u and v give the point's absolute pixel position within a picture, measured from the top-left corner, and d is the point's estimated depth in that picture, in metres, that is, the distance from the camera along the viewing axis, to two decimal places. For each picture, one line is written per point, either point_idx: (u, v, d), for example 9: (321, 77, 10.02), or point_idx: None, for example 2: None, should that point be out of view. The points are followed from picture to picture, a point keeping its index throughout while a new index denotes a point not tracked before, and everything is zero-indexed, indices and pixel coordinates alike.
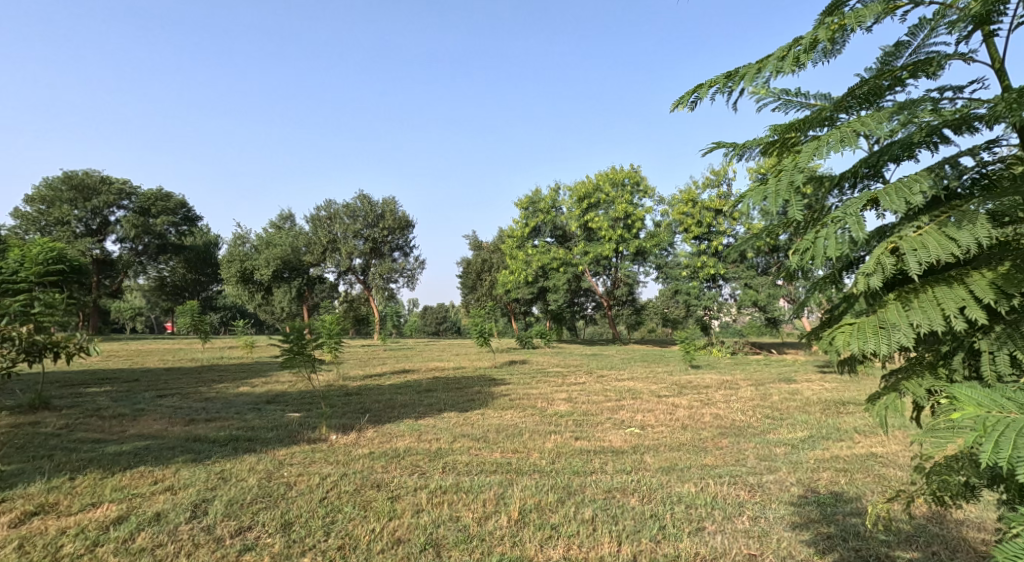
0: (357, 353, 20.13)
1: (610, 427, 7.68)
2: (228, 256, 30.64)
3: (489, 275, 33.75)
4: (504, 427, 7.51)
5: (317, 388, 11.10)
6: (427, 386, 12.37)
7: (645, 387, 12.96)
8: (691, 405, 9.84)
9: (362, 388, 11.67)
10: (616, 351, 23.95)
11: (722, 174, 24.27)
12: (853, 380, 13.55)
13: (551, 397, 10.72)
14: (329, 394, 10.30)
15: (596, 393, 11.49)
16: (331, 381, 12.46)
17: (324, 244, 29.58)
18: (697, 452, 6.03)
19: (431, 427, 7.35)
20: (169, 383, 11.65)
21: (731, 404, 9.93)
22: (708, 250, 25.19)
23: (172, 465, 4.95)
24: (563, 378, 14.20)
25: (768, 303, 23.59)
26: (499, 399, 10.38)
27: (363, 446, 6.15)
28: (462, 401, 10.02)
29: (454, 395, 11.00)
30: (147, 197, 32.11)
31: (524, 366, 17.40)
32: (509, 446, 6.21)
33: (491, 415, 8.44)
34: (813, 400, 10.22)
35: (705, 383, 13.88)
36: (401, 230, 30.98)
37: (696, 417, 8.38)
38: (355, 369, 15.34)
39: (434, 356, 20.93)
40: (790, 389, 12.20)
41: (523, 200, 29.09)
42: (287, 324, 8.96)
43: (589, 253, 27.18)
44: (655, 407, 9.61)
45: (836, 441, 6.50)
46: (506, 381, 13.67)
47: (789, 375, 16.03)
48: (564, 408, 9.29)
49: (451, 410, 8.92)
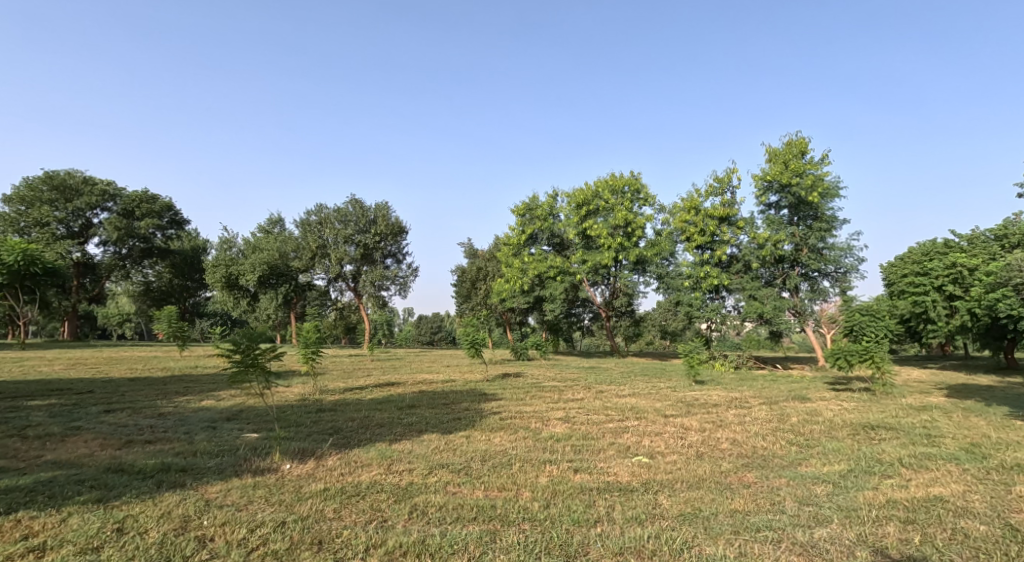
0: (342, 364, 19.07)
1: (615, 455, 6.64)
2: (214, 260, 29.60)
3: (485, 284, 32.79)
4: (492, 454, 6.45)
5: (288, 404, 10.03)
6: (410, 402, 11.30)
7: (648, 405, 11.94)
8: (702, 427, 8.82)
9: (338, 404, 10.59)
10: (616, 363, 22.94)
11: (726, 181, 23.33)
12: (873, 402, 12.52)
13: (546, 416, 9.68)
14: (298, 411, 9.25)
15: (596, 412, 10.45)
16: (307, 395, 11.40)
17: (313, 250, 28.52)
18: (721, 491, 5.02)
19: (407, 452, 6.34)
20: (126, 396, 10.54)
21: (747, 427, 8.90)
22: (712, 260, 24.26)
23: (62, 510, 3.92)
24: (560, 393, 13.13)
25: (774, 316, 22.69)
26: (489, 417, 9.33)
27: (320, 480, 5.10)
28: (447, 420, 8.97)
29: (439, 413, 9.93)
30: (132, 198, 30.77)
31: (518, 379, 16.39)
32: (496, 482, 5.18)
33: (478, 439, 7.39)
34: (838, 424, 9.19)
35: (712, 401, 12.86)
36: (393, 236, 29.99)
37: (711, 444, 7.36)
38: (337, 382, 14.29)
39: (424, 367, 19.88)
40: (806, 410, 11.21)
41: (520, 206, 28.20)
42: (239, 331, 8.00)
43: (587, 261, 26.31)
44: (662, 429, 8.59)
45: (885, 479, 5.51)
46: (498, 396, 12.61)
47: (800, 392, 15.07)
48: (561, 430, 8.24)
49: (434, 431, 7.87)
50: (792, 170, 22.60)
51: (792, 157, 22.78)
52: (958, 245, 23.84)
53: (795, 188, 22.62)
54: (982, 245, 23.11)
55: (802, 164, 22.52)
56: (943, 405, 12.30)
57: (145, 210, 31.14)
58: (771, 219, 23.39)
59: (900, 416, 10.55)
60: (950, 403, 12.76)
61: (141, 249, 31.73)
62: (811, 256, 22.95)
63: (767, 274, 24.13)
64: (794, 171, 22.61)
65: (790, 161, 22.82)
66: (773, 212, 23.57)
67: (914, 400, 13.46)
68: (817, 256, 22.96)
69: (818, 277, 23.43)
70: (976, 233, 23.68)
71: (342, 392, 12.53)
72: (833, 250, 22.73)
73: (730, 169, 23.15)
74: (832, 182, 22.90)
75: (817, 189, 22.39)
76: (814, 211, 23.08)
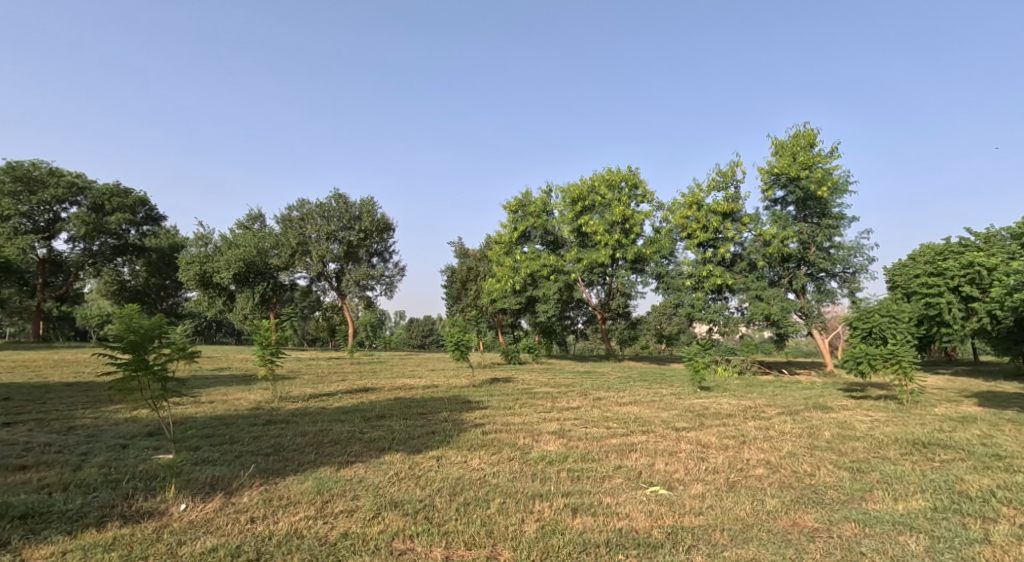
0: (315, 368, 17.53)
1: (628, 486, 5.22)
2: (188, 258, 27.83)
3: (475, 284, 31.39)
4: (467, 485, 5.01)
5: (234, 415, 8.51)
6: (381, 412, 9.81)
7: (653, 415, 10.55)
8: (723, 445, 7.38)
9: (296, 414, 9.09)
10: (612, 368, 21.47)
11: (731, 174, 21.95)
12: (904, 414, 11.22)
13: (537, 429, 8.22)
14: (239, 424, 7.75)
15: (596, 425, 9.00)
16: (262, 404, 9.88)
17: (293, 245, 26.79)
18: (782, 547, 3.68)
19: (357, 485, 4.86)
20: (45, 405, 8.94)
21: (777, 444, 7.48)
22: (714, 258, 22.92)
23: None
24: (553, 401, 11.68)
25: (782, 318, 21.29)
26: (468, 431, 7.87)
27: (217, 532, 3.62)
28: (418, 435, 7.48)
29: (412, 425, 8.46)
30: (102, 192, 28.68)
31: (509, 385, 14.95)
32: (464, 532, 3.78)
33: (453, 463, 5.94)
34: (881, 442, 7.83)
35: (725, 410, 11.43)
36: (379, 233, 28.45)
37: (742, 468, 5.95)
38: (304, 388, 12.80)
39: (406, 372, 18.37)
40: (836, 423, 9.81)
41: (512, 202, 26.81)
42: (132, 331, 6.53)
43: (582, 260, 24.96)
44: (676, 447, 7.13)
45: (990, 525, 4.18)
46: (485, 405, 11.17)
47: (816, 401, 13.71)
48: (555, 449, 6.78)
49: (398, 450, 6.40)
50: (800, 163, 21.19)
51: (800, 149, 21.38)
52: (974, 244, 22.57)
53: (803, 182, 21.24)
54: (999, 243, 21.92)
55: (811, 157, 21.14)
56: (982, 417, 11.02)
57: (116, 205, 29.07)
58: (778, 215, 22.01)
59: (944, 429, 9.21)
60: (988, 414, 11.42)
61: (112, 247, 29.70)
62: (819, 255, 21.62)
63: (773, 274, 22.66)
64: (804, 164, 21.19)
65: (798, 154, 21.41)
66: (779, 208, 22.21)
67: (946, 410, 12.12)
68: (825, 255, 21.62)
69: (825, 278, 22.13)
70: (993, 231, 22.40)
71: (305, 399, 11.01)
72: (841, 249, 21.47)
73: (734, 161, 21.79)
74: (841, 177, 21.61)
75: (827, 183, 21.06)
76: (823, 207, 21.71)
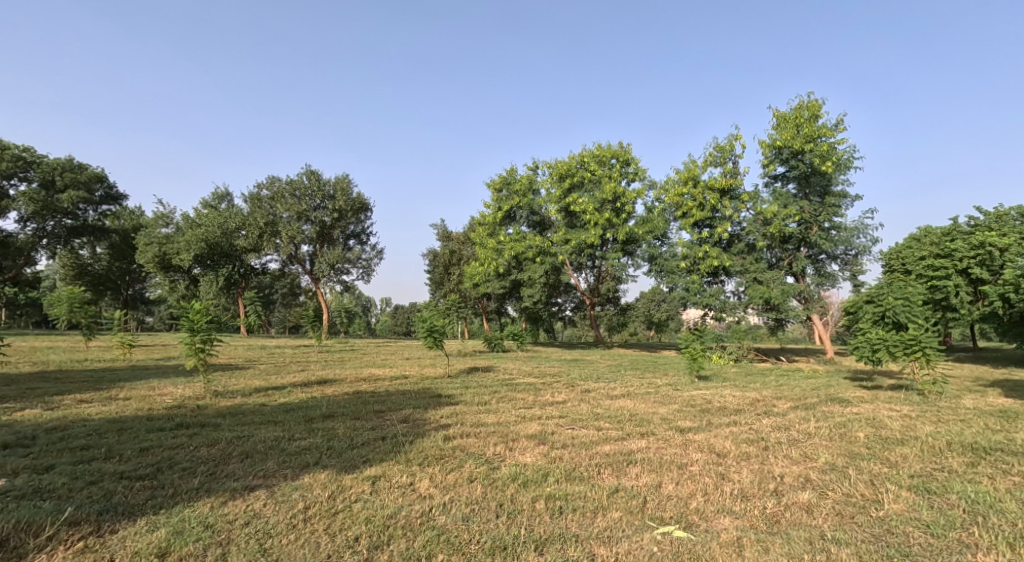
0: (276, 357, 15.83)
1: (633, 526, 3.77)
2: (146, 238, 25.93)
3: (458, 268, 29.81)
4: (407, 530, 3.52)
5: (139, 418, 6.89)
6: (328, 410, 8.23)
7: (650, 410, 9.09)
8: (743, 455, 5.89)
9: (221, 414, 7.50)
10: (602, 355, 20.02)
11: (728, 148, 20.45)
12: (935, 409, 9.82)
13: (512, 433, 6.68)
14: (136, 429, 6.13)
15: (583, 425, 7.48)
16: (186, 402, 8.24)
17: (261, 226, 25.17)
18: None
19: (233, 536, 3.35)
20: None
21: (808, 452, 6.03)
22: (711, 239, 21.43)
23: None
24: (536, 395, 10.19)
25: (782, 302, 19.91)
26: (427, 437, 6.31)
27: None
28: (360, 443, 5.91)
29: (359, 428, 6.91)
30: (52, 166, 26.45)
31: (487, 375, 13.45)
32: None
33: (393, 488, 4.40)
34: (932, 447, 6.42)
35: (731, 405, 9.97)
36: (354, 214, 26.68)
37: (780, 491, 4.52)
38: (251, 380, 11.19)
39: (378, 361, 16.75)
40: (864, 421, 8.37)
41: (496, 180, 25.27)
42: None
43: (570, 241, 23.43)
44: (686, 459, 5.62)
45: None
46: (456, 399, 9.63)
47: (828, 393, 12.32)
48: (531, 463, 5.25)
49: (325, 468, 4.84)
50: (804, 135, 19.66)
51: (804, 121, 19.80)
52: (984, 224, 21.25)
53: (807, 155, 19.75)
54: (1011, 224, 20.58)
55: (815, 130, 19.61)
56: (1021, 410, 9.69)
57: (69, 180, 26.84)
58: (778, 193, 20.55)
59: (991, 427, 7.84)
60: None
61: (67, 228, 27.63)
62: (820, 235, 20.20)
63: (772, 256, 21.26)
64: (807, 137, 19.67)
65: (801, 126, 19.85)
66: (780, 185, 20.74)
67: (976, 402, 10.81)
68: (826, 236, 20.18)
69: (825, 260, 20.78)
70: (1004, 209, 20.99)
71: (245, 395, 9.39)
72: (843, 230, 20.05)
73: (733, 135, 20.25)
74: (845, 151, 20.11)
75: (831, 159, 19.59)
76: (825, 184, 20.27)
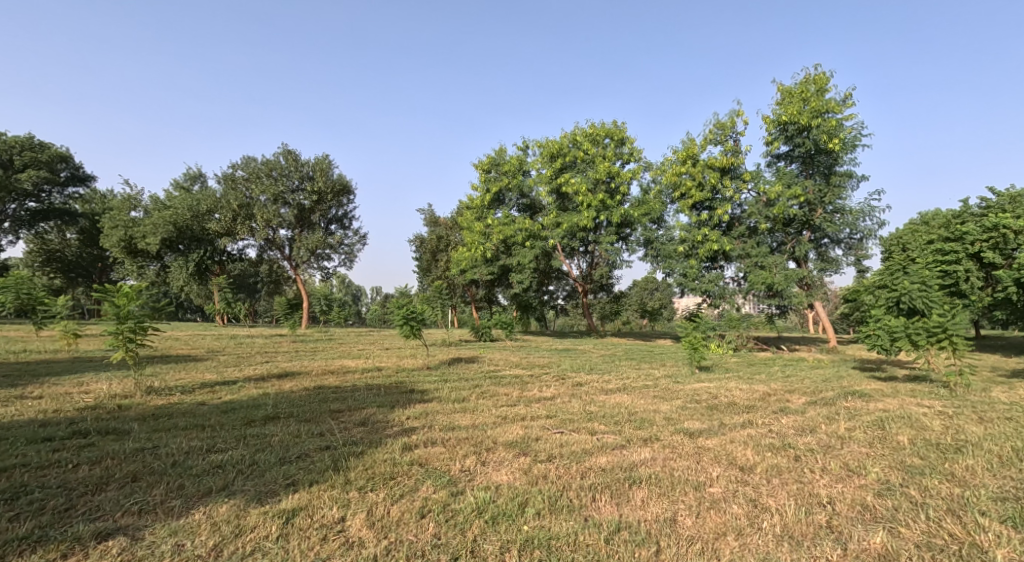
0: (242, 347, 14.58)
1: None
2: (112, 221, 24.58)
3: (446, 255, 28.54)
4: None
5: (32, 423, 5.64)
6: (272, 410, 6.97)
7: (650, 408, 7.90)
8: (772, 469, 4.72)
9: (138, 417, 6.21)
10: (594, 345, 18.81)
11: (730, 124, 19.24)
12: (969, 405, 8.70)
13: (487, 440, 5.46)
14: (14, 440, 4.87)
15: (574, 429, 6.26)
16: (105, 402, 6.97)
17: (235, 208, 23.46)
18: None
19: None
20: None
21: (852, 464, 4.86)
22: (710, 221, 20.26)
23: None
24: (521, 390, 9.00)
25: (785, 289, 18.73)
26: (380, 448, 5.05)
27: None
28: (294, 457, 4.66)
29: (300, 434, 5.63)
30: (11, 144, 24.83)
31: (470, 367, 12.24)
32: None
33: (313, 532, 3.20)
34: (997, 455, 5.26)
35: (741, 401, 8.82)
36: (335, 196, 25.30)
37: (835, 527, 3.39)
38: (201, 373, 9.95)
39: (354, 351, 15.47)
40: (898, 420, 7.22)
41: (484, 160, 24.00)
42: None
43: (562, 224, 22.20)
44: (703, 476, 4.45)
45: None
46: (430, 395, 8.42)
47: (842, 385, 11.20)
48: (507, 485, 4.06)
49: (230, 498, 3.62)
50: (811, 111, 18.47)
51: (810, 95, 18.63)
52: (996, 206, 20.18)
53: (813, 132, 18.55)
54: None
55: (822, 105, 18.44)
56: None
57: (29, 159, 25.28)
58: (781, 172, 19.39)
59: None
60: None
61: (31, 210, 26.12)
62: (825, 218, 19.02)
63: (773, 240, 20.16)
64: (815, 112, 18.47)
65: (807, 101, 18.70)
66: (783, 164, 19.58)
67: (1009, 396, 9.74)
68: (831, 219, 19.02)
69: (828, 244, 19.68)
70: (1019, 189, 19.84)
71: (184, 391, 8.11)
72: (848, 212, 18.91)
73: (735, 110, 19.04)
74: (853, 129, 18.94)
75: (839, 136, 18.41)
76: (831, 163, 19.10)
